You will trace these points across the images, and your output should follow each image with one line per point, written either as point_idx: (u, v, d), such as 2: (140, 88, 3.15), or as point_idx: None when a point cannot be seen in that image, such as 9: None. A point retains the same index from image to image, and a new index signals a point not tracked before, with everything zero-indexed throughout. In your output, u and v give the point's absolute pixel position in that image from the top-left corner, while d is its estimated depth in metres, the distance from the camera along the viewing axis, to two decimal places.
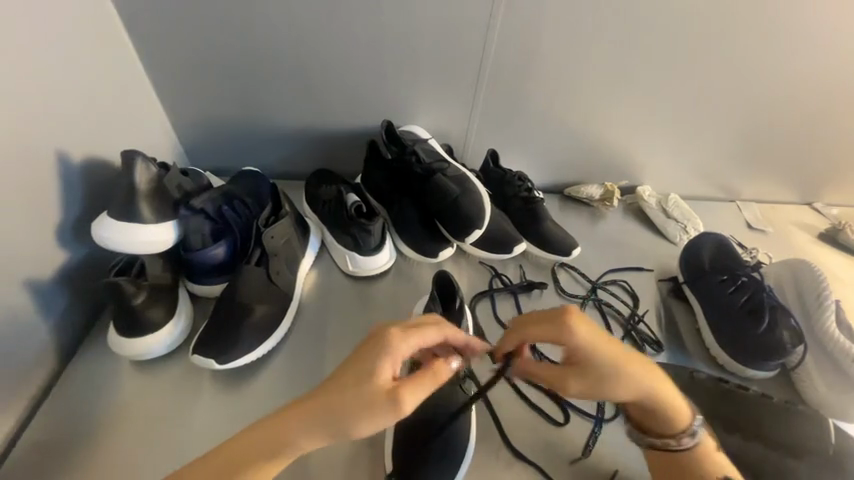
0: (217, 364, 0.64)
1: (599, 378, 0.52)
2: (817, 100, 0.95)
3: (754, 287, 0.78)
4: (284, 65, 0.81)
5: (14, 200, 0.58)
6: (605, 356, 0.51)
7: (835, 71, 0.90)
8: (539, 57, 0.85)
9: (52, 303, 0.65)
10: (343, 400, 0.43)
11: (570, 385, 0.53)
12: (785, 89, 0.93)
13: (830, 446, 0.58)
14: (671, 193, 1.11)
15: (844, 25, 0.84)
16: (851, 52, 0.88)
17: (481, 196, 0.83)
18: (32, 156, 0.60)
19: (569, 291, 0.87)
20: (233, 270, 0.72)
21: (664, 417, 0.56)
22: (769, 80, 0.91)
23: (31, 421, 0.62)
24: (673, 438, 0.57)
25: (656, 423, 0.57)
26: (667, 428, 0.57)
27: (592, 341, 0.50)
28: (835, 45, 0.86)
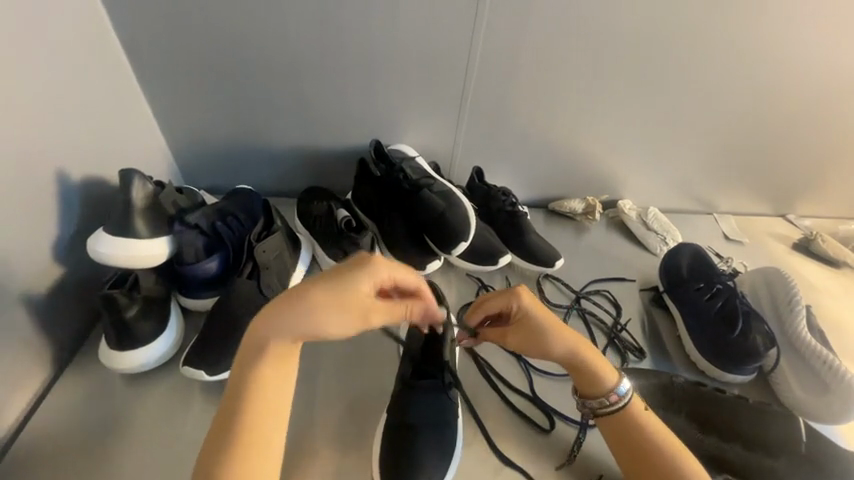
0: (206, 375, 0.65)
1: (535, 336, 0.61)
2: (780, 117, 1.02)
3: (728, 293, 0.81)
4: (278, 89, 0.86)
5: (15, 217, 0.60)
6: (536, 318, 0.61)
7: (791, 92, 0.98)
8: (517, 81, 0.91)
9: (45, 316, 0.65)
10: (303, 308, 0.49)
11: (509, 339, 0.64)
12: (748, 108, 1.00)
13: (803, 446, 0.60)
14: (650, 207, 1.16)
15: (795, 50, 0.92)
16: (802, 76, 0.96)
17: (466, 210, 0.87)
18: (34, 175, 0.63)
19: (554, 301, 0.90)
20: (225, 284, 0.74)
21: (583, 377, 0.62)
22: (733, 100, 0.98)
23: (17, 436, 0.62)
24: (606, 398, 0.61)
25: (585, 386, 0.63)
26: (594, 387, 0.62)
27: (526, 307, 0.62)
28: (786, 69, 0.94)
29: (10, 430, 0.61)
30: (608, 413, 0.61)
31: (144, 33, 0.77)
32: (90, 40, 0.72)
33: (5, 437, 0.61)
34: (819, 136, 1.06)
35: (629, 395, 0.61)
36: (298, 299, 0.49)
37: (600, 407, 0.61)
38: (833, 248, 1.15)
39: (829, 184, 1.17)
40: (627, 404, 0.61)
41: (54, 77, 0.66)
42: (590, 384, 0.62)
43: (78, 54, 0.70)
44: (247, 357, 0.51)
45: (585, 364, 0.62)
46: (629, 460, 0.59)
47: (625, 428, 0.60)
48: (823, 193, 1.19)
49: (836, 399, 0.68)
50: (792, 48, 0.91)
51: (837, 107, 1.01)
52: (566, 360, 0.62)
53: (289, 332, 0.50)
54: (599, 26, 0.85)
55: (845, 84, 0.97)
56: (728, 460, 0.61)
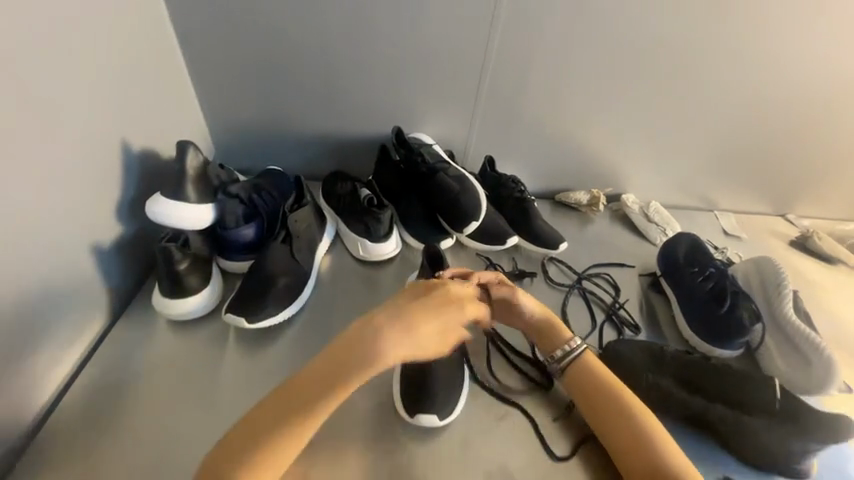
0: (247, 323, 0.73)
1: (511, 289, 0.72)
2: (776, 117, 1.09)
3: (719, 276, 0.86)
4: (311, 78, 0.95)
5: (88, 175, 0.69)
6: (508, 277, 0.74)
7: (784, 96, 1.05)
8: (530, 78, 0.99)
9: (110, 267, 0.74)
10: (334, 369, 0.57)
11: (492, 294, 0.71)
12: (743, 110, 1.07)
13: (779, 403, 0.64)
14: (653, 201, 1.23)
15: (790, 52, 0.98)
16: (796, 80, 1.02)
17: (478, 194, 0.93)
18: (105, 142, 0.71)
19: (557, 280, 0.96)
20: (258, 250, 0.81)
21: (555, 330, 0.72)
22: (732, 97, 1.05)
23: (83, 369, 0.71)
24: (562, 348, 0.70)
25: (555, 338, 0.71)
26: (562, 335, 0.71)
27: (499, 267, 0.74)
28: (780, 72, 1.01)
29: (76, 366, 0.70)
30: (567, 363, 0.69)
31: (196, 20, 0.86)
32: (151, 28, 0.81)
33: (72, 371, 0.70)
34: (812, 138, 1.13)
35: (581, 347, 0.69)
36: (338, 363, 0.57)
37: (558, 360, 0.69)
38: (829, 245, 1.20)
39: (821, 184, 1.24)
40: (579, 355, 0.69)
41: (124, 60, 0.75)
42: (560, 333, 0.71)
43: (139, 37, 0.79)
44: (309, 383, 0.57)
45: (549, 318, 0.73)
46: (589, 407, 0.66)
47: (582, 378, 0.67)
48: (819, 193, 1.26)
49: (815, 368, 0.74)
50: (786, 52, 0.98)
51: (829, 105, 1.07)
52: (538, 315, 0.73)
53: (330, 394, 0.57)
54: (607, 24, 0.92)
55: (836, 87, 1.04)
56: (708, 416, 0.66)
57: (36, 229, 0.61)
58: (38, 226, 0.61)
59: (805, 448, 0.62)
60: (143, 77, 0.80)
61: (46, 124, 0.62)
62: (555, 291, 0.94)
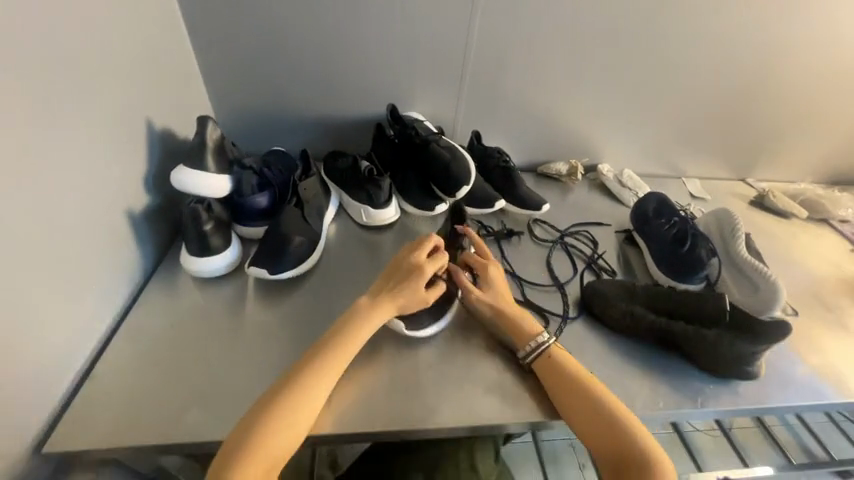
0: (270, 274, 0.82)
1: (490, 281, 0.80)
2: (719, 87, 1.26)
3: (682, 223, 0.99)
4: (313, 63, 1.06)
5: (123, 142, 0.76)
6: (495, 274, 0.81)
7: (722, 69, 1.23)
8: (508, 58, 1.12)
9: (140, 231, 0.82)
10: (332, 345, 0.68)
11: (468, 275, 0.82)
12: (690, 82, 1.24)
13: (724, 320, 0.76)
14: (625, 170, 1.36)
15: (725, 27, 1.15)
16: (732, 53, 1.20)
17: (468, 162, 1.03)
18: (135, 115, 0.80)
19: (541, 238, 1.07)
20: (272, 216, 0.89)
21: (511, 326, 0.77)
22: (682, 67, 1.20)
23: (121, 322, 0.77)
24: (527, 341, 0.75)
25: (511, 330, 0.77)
26: (518, 332, 0.76)
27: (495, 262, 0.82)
28: (719, 45, 1.18)
29: (115, 319, 0.76)
30: (534, 356, 0.74)
31: (210, 8, 0.96)
32: (170, 19, 0.92)
33: (113, 323, 0.76)
34: (749, 107, 1.31)
35: (548, 341, 0.74)
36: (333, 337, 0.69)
37: (527, 353, 0.74)
38: (784, 202, 1.33)
39: (765, 149, 1.41)
40: (545, 348, 0.73)
41: (152, 44, 0.85)
42: (517, 330, 0.76)
43: (158, 20, 0.88)
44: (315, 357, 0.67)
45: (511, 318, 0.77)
46: (559, 395, 0.70)
47: (549, 367, 0.72)
48: (764, 155, 1.43)
49: (763, 289, 0.85)
50: (722, 29, 1.15)
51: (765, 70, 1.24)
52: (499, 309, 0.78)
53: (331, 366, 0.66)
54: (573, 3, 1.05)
55: (767, 58, 1.22)
56: (673, 332, 0.77)
57: (84, 185, 0.68)
58: (87, 183, 0.69)
59: (753, 349, 0.72)
60: (166, 60, 0.90)
61: (95, 94, 0.70)
62: (540, 246, 1.05)
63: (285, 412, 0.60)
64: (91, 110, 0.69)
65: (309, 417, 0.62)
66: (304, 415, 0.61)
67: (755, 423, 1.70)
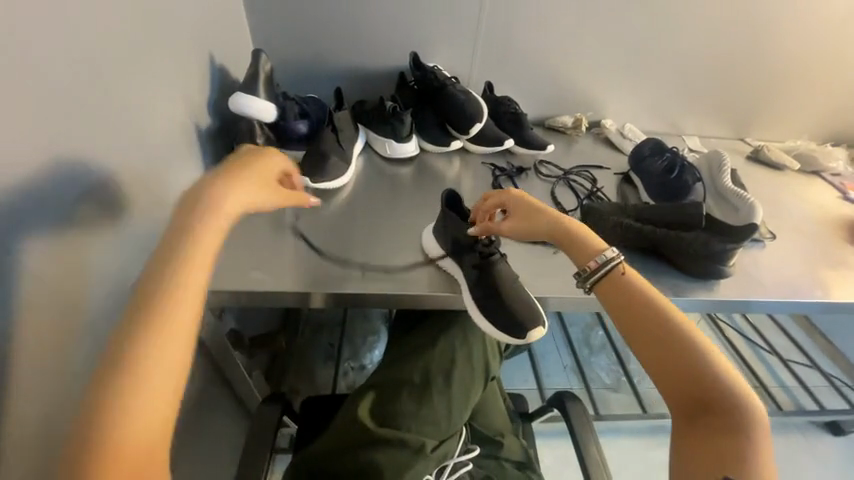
0: (312, 182, 0.97)
1: (528, 217, 0.85)
2: (717, 44, 1.34)
3: (673, 156, 1.09)
4: (344, 17, 1.20)
5: (192, 70, 0.92)
6: (530, 206, 0.86)
7: (720, 26, 1.31)
8: (519, 14, 1.23)
9: (203, 148, 0.98)
10: (181, 284, 0.48)
11: (506, 225, 0.86)
12: (690, 37, 1.32)
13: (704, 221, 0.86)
14: (627, 124, 1.46)
15: None
16: (728, 10, 1.29)
17: (480, 103, 1.16)
18: (201, 49, 0.95)
19: (545, 175, 1.20)
20: (310, 141, 1.04)
21: (577, 248, 0.79)
22: (682, 21, 1.29)
23: None
24: (589, 265, 0.76)
25: (579, 254, 0.79)
26: (584, 251, 0.78)
27: (515, 197, 0.88)
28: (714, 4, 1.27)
29: None
30: (599, 280, 0.73)
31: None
32: None
33: None
34: (746, 64, 1.39)
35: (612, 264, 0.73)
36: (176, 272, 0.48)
37: (590, 276, 0.74)
38: (777, 156, 1.42)
39: (761, 108, 1.49)
40: (609, 271, 0.73)
41: None
42: (583, 250, 0.78)
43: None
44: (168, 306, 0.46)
45: (570, 237, 0.80)
46: (626, 320, 0.68)
47: (618, 292, 0.71)
48: (759, 115, 1.51)
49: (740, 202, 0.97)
50: None
51: (762, 25, 1.32)
52: (557, 236, 0.82)
53: (179, 304, 0.47)
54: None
55: (762, 16, 1.30)
56: (656, 236, 0.88)
57: (171, 99, 0.85)
58: (171, 97, 0.85)
59: (725, 247, 0.84)
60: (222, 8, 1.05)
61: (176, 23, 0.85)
62: (544, 182, 1.17)
63: (124, 386, 0.41)
64: (173, 35, 0.85)
65: (162, 379, 0.43)
66: (153, 371, 0.43)
67: (751, 379, 1.77)
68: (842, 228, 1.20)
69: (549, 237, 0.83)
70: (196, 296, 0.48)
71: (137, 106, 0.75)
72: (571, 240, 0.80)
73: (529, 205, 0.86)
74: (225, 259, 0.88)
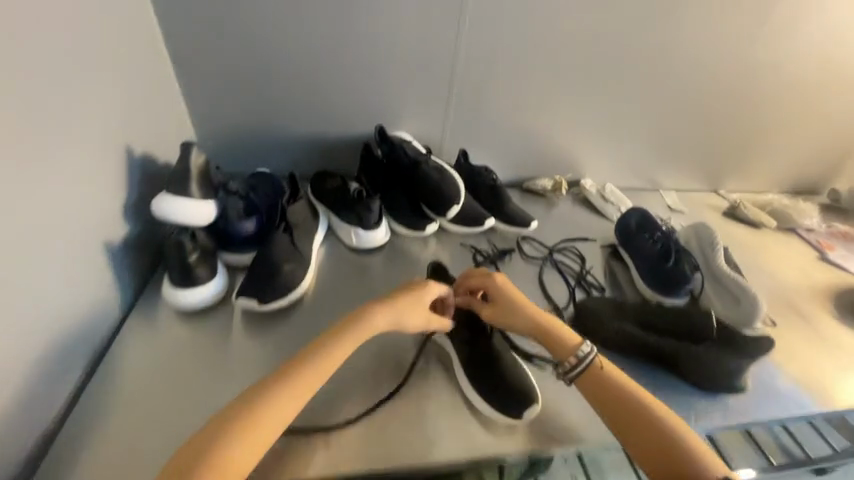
0: (259, 303, 0.80)
1: (508, 306, 0.82)
2: (692, 102, 1.32)
3: (664, 238, 1.03)
4: (298, 84, 1.05)
5: (103, 171, 0.73)
6: (511, 294, 0.83)
7: (695, 87, 1.29)
8: (493, 79, 1.14)
9: (120, 265, 0.78)
10: (252, 429, 0.59)
11: (487, 312, 0.83)
12: (668, 94, 1.29)
13: (714, 332, 0.81)
14: (606, 184, 1.39)
15: (697, 45, 1.21)
16: (703, 71, 1.26)
17: (457, 181, 1.04)
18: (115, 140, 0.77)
19: (532, 256, 1.09)
20: (259, 242, 0.87)
21: (555, 346, 0.78)
22: (658, 81, 1.25)
23: (100, 359, 0.74)
24: (569, 361, 0.76)
25: (558, 349, 0.78)
26: (564, 350, 0.77)
27: (499, 283, 0.84)
28: (688, 67, 1.25)
29: (95, 353, 0.73)
30: (578, 373, 0.75)
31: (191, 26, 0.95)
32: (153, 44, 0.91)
33: (91, 360, 0.73)
34: (719, 121, 1.38)
35: (590, 355, 0.75)
36: (252, 414, 0.60)
37: (570, 369, 0.75)
38: (753, 212, 1.40)
39: (732, 162, 1.48)
40: (589, 363, 0.75)
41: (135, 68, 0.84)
42: (564, 346, 0.78)
43: (137, 39, 0.85)
44: (223, 427, 0.58)
45: (549, 334, 0.79)
46: (606, 409, 0.72)
47: (594, 382, 0.73)
48: (730, 169, 1.50)
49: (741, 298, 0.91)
50: (692, 49, 1.21)
51: (732, 85, 1.31)
52: (535, 332, 0.80)
53: (243, 441, 0.58)
54: (554, 20, 1.09)
55: (731, 78, 1.29)
56: (666, 350, 0.80)
57: (69, 214, 0.66)
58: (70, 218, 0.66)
59: (739, 365, 0.77)
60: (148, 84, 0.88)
61: (77, 118, 0.67)
62: (532, 265, 1.06)
63: None
64: (74, 134, 0.67)
65: None
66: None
67: None
68: (827, 295, 1.18)
69: (529, 331, 0.80)
70: (266, 434, 0.60)
71: (13, 240, 0.57)
72: (548, 338, 0.79)
73: (511, 296, 0.83)
74: (149, 414, 0.68)
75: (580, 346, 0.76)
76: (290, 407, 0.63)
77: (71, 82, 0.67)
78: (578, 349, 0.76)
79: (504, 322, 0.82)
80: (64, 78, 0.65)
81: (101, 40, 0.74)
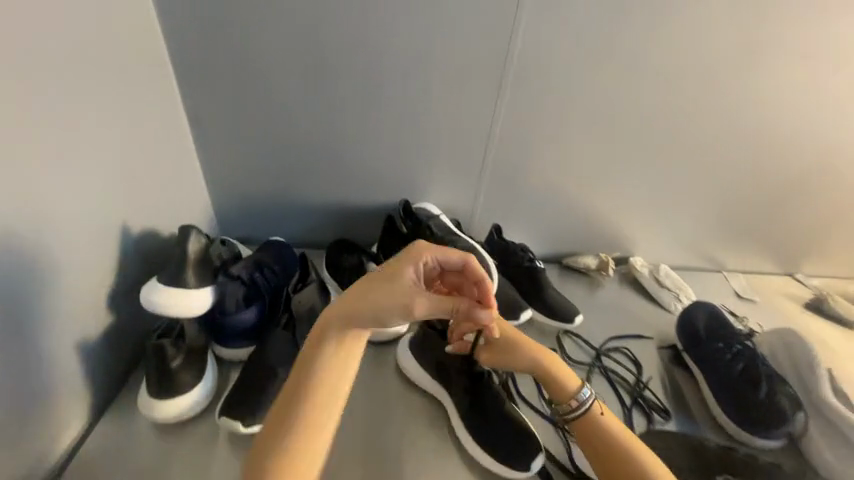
0: (244, 426, 0.67)
1: (503, 347, 0.74)
2: (784, 182, 1.09)
3: (748, 355, 0.84)
4: (319, 154, 0.98)
5: (83, 266, 0.70)
6: (504, 330, 0.74)
7: (786, 167, 1.06)
8: (532, 153, 1.02)
9: (95, 363, 0.74)
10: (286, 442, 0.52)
11: (485, 354, 0.76)
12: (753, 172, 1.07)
13: None
14: (661, 265, 1.21)
15: (792, 120, 0.99)
16: (799, 148, 1.03)
17: (490, 266, 0.91)
18: (104, 228, 0.74)
19: (576, 358, 0.92)
20: (258, 335, 0.77)
21: (556, 387, 0.71)
22: (734, 158, 1.05)
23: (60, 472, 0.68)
24: (569, 403, 0.70)
25: (559, 392, 0.71)
26: (563, 394, 0.71)
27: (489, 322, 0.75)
28: (778, 144, 1.03)
29: (55, 464, 0.68)
30: (574, 418, 0.70)
31: (212, 95, 0.90)
32: (171, 120, 0.89)
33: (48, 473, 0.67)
34: (818, 204, 1.13)
35: (589, 399, 0.70)
36: (284, 430, 0.52)
37: (568, 413, 0.70)
38: (844, 308, 1.18)
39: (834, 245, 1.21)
40: (589, 408, 0.70)
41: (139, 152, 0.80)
42: (563, 388, 0.71)
43: (149, 115, 0.82)
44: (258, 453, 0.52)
45: (549, 375, 0.72)
46: (601, 458, 0.67)
47: (592, 430, 0.68)
48: (829, 253, 1.23)
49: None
50: (780, 128, 1.00)
51: (840, 164, 1.06)
52: (537, 373, 0.72)
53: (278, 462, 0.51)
54: (608, 90, 0.95)
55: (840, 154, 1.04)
56: None
57: (28, 313, 0.62)
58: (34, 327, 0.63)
59: None
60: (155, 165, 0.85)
61: (52, 212, 0.64)
62: (576, 370, 0.90)
63: None
64: (49, 237, 0.64)
65: None
66: None
67: None
68: None
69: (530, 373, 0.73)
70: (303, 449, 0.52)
71: None
72: (550, 379, 0.72)
73: (505, 336, 0.74)
74: None
75: (582, 385, 0.71)
76: (319, 419, 0.54)
77: (45, 176, 0.63)
78: (580, 392, 0.70)
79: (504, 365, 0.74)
80: (31, 174, 0.60)
81: (91, 126, 0.70)
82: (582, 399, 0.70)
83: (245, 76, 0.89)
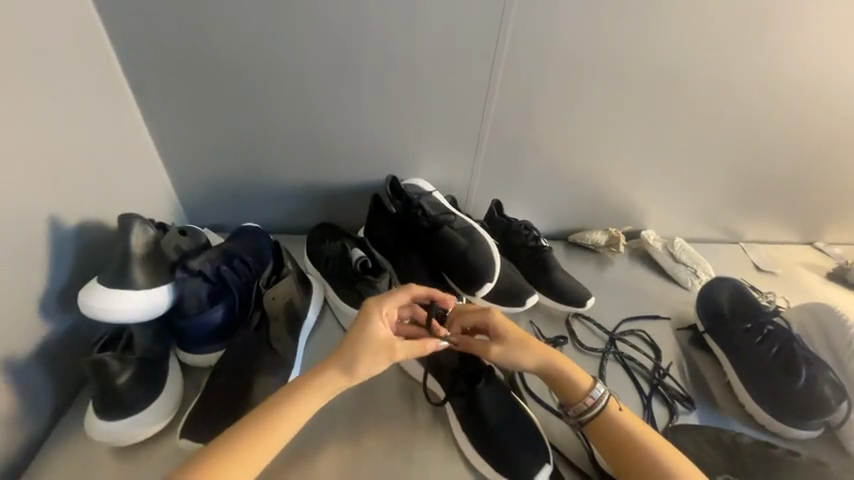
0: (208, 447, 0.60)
1: (512, 344, 0.64)
2: (815, 143, 0.97)
3: (781, 338, 0.76)
4: (289, 127, 0.85)
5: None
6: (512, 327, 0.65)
7: (820, 125, 0.94)
8: (535, 118, 0.89)
9: (31, 376, 0.65)
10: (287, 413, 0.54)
11: (492, 350, 0.64)
12: (782, 132, 0.95)
13: None
14: (676, 237, 1.11)
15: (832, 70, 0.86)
16: (836, 104, 0.91)
17: (490, 247, 0.81)
18: (24, 226, 0.62)
19: (588, 344, 0.84)
20: (227, 335, 0.71)
21: (564, 385, 0.64)
22: (764, 116, 0.92)
23: None
24: (583, 403, 0.63)
25: (569, 390, 0.64)
26: (573, 394, 0.63)
27: (497, 318, 0.65)
28: (813, 100, 0.90)
29: None
30: (591, 417, 0.63)
31: (155, 56, 0.76)
32: (108, 91, 0.75)
33: None
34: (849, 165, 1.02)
35: (605, 397, 0.63)
36: (287, 402, 0.54)
37: (583, 412, 0.63)
38: None
39: None
40: (604, 407, 0.62)
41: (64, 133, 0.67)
42: (574, 388, 0.63)
43: (75, 84, 0.69)
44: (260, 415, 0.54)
45: (560, 374, 0.64)
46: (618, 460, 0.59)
47: (606, 428, 0.61)
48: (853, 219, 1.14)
49: None
50: (819, 79, 0.87)
51: None
52: (543, 371, 0.64)
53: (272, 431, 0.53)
54: (625, 39, 0.80)
55: None
56: None
57: None
58: None
59: None
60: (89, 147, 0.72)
61: None
62: (588, 358, 0.82)
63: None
64: None
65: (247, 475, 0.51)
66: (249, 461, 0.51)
67: None
68: None
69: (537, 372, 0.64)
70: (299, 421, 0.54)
71: None
72: (561, 376, 0.64)
73: (515, 333, 0.64)
74: None
75: (596, 382, 0.64)
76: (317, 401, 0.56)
77: None
78: (594, 388, 0.63)
79: (509, 364, 0.64)
80: None
81: None
82: (597, 395, 0.63)
83: (193, 33, 0.74)
